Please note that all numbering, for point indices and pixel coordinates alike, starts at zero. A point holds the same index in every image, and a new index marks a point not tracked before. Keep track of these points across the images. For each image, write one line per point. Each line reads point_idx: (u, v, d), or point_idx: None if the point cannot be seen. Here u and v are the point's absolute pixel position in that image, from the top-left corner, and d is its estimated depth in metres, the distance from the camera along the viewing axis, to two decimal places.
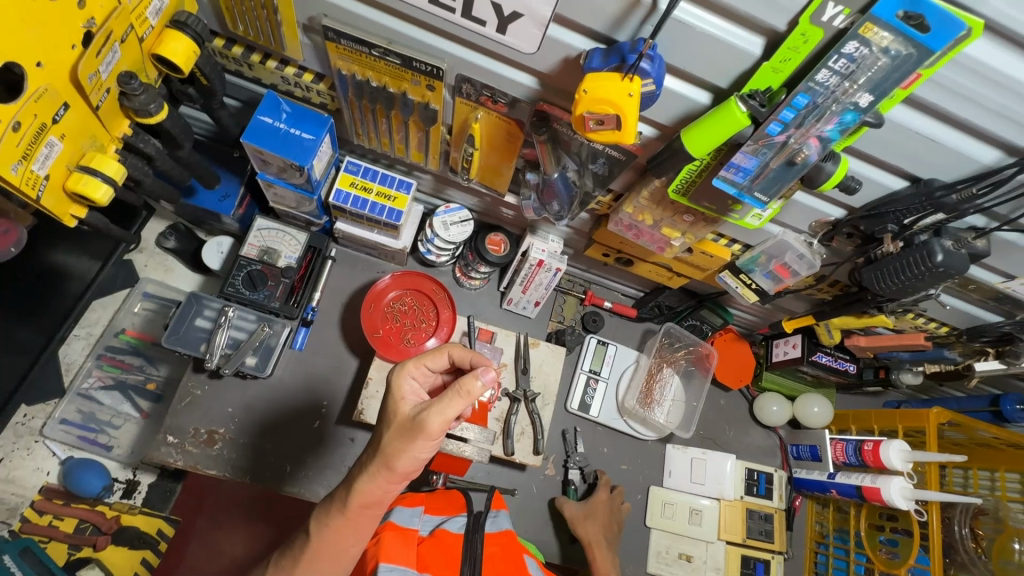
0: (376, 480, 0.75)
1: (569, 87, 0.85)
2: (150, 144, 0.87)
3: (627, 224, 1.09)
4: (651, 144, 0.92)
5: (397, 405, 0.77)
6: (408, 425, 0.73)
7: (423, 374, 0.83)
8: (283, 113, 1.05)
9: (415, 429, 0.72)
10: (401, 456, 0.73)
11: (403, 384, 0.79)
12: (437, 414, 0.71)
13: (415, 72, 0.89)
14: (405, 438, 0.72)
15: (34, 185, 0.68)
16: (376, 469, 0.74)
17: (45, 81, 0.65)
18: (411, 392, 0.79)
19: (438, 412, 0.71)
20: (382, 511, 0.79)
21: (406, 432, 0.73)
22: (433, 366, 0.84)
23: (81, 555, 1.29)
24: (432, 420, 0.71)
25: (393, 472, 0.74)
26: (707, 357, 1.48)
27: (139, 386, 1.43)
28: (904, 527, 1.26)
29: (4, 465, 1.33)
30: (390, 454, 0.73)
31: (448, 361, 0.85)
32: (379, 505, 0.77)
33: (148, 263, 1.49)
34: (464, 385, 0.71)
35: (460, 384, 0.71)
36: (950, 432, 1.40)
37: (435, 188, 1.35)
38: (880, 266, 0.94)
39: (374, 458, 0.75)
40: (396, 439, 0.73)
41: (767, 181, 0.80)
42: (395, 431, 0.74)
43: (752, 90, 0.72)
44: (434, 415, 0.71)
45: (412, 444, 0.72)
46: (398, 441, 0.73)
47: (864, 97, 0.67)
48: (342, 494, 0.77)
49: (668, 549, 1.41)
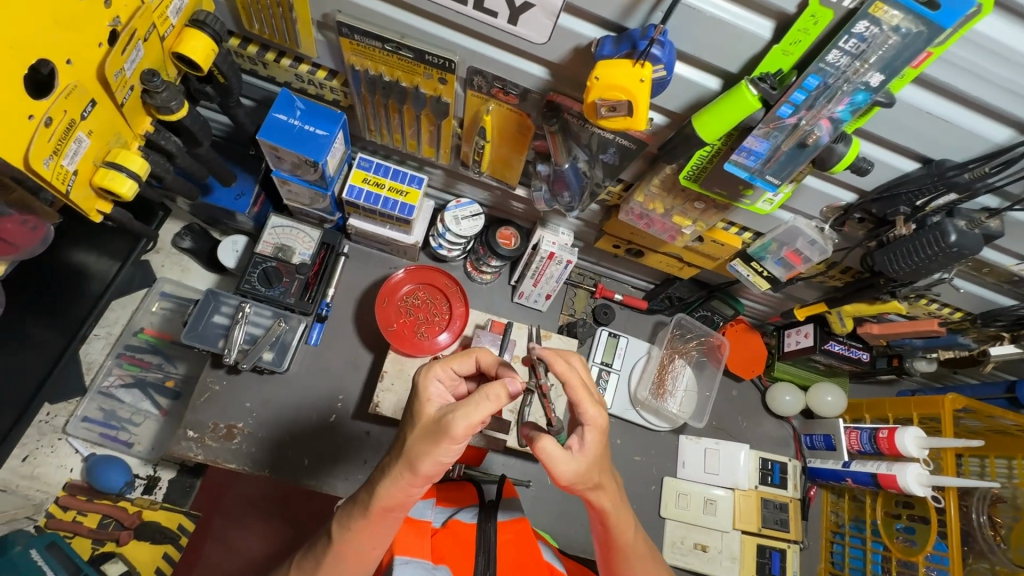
0: (399, 484, 0.76)
1: (579, 76, 0.87)
2: (170, 141, 0.89)
3: (638, 214, 1.09)
4: (660, 131, 0.93)
5: (423, 407, 0.77)
6: (432, 429, 0.74)
7: (450, 377, 0.83)
8: (297, 110, 1.07)
9: (440, 434, 0.72)
10: (425, 459, 0.74)
11: (429, 387, 0.79)
12: (463, 418, 0.71)
13: (428, 65, 0.91)
14: (429, 442, 0.73)
15: (64, 179, 0.71)
16: (399, 473, 0.75)
17: (73, 78, 0.67)
18: (438, 398, 0.79)
19: (464, 417, 0.71)
20: (402, 515, 0.80)
21: (430, 435, 0.74)
22: (459, 369, 0.84)
23: (105, 550, 1.31)
24: (458, 423, 0.71)
25: (416, 475, 0.75)
26: (719, 348, 1.49)
27: (159, 383, 1.46)
28: (921, 515, 1.25)
29: (28, 462, 1.35)
30: (414, 457, 0.74)
31: (475, 366, 0.85)
32: (402, 507, 0.79)
33: (164, 263, 1.52)
34: (492, 391, 0.71)
35: (488, 389, 0.71)
36: (966, 420, 1.38)
37: (446, 183, 1.36)
38: (892, 249, 0.95)
39: (397, 462, 0.76)
40: (420, 442, 0.74)
41: (779, 164, 0.81)
42: (418, 434, 0.75)
43: (762, 74, 0.73)
44: (459, 420, 0.71)
45: (436, 447, 0.74)
46: (421, 445, 0.74)
47: (874, 77, 0.68)
48: (362, 498, 0.79)
49: (683, 540, 1.40)
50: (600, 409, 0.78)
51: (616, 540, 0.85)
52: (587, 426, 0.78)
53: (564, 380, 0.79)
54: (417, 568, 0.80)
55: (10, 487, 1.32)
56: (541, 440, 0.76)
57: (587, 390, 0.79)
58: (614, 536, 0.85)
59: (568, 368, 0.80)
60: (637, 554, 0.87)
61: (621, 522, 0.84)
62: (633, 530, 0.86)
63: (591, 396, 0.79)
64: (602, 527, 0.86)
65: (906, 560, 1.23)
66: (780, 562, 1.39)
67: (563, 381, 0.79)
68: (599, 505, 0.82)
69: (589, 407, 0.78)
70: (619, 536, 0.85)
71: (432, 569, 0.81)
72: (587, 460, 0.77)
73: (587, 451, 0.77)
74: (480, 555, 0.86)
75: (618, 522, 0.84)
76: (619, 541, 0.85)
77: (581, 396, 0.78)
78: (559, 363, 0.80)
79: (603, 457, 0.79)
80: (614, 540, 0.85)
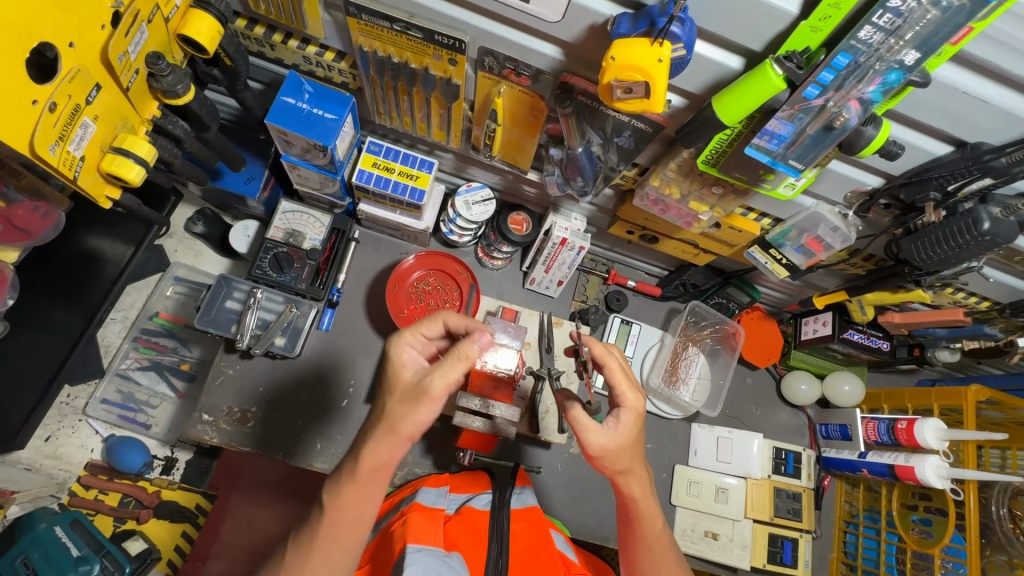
0: (384, 445, 0.76)
1: (595, 56, 0.83)
2: (178, 126, 0.87)
3: (653, 199, 1.07)
4: (679, 114, 0.89)
5: (398, 373, 0.78)
6: (411, 391, 0.75)
7: (420, 342, 0.84)
8: (305, 93, 1.05)
9: (418, 394, 0.74)
10: (407, 421, 0.75)
11: (402, 353, 0.80)
12: (441, 378, 0.74)
13: (438, 46, 0.88)
14: (409, 403, 0.75)
15: (71, 165, 0.70)
16: (381, 435, 0.75)
17: (77, 62, 0.66)
18: (410, 363, 0.79)
19: (442, 376, 0.74)
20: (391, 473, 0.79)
21: (409, 398, 0.75)
22: (427, 333, 0.86)
23: (126, 527, 1.34)
24: (437, 383, 0.73)
25: (397, 436, 0.75)
26: (734, 336, 1.46)
27: (174, 367, 1.49)
28: (939, 507, 1.24)
29: (51, 443, 1.39)
30: (392, 419, 0.75)
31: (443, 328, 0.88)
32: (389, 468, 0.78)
33: (178, 248, 1.54)
34: (465, 349, 0.74)
35: (460, 348, 0.74)
36: (987, 411, 1.35)
37: (456, 167, 1.34)
38: (920, 237, 0.91)
39: (379, 426, 0.76)
40: (401, 405, 0.75)
41: (803, 148, 0.78)
42: (397, 397, 0.76)
43: (788, 52, 0.69)
44: (437, 379, 0.74)
45: (416, 408, 0.75)
46: (401, 405, 0.75)
47: (909, 55, 0.64)
48: (351, 463, 0.78)
49: (693, 527, 1.38)
50: (637, 393, 0.80)
51: (640, 530, 0.86)
52: (624, 407, 0.80)
53: (603, 361, 0.83)
54: (429, 556, 0.78)
55: (35, 466, 1.37)
56: (573, 409, 0.79)
57: (626, 372, 0.82)
58: (637, 524, 0.86)
59: (605, 352, 0.84)
60: (660, 547, 0.87)
61: (647, 512, 0.85)
62: (660, 522, 0.87)
63: (631, 379, 0.81)
64: (626, 513, 0.87)
65: (921, 552, 1.22)
66: (792, 551, 1.38)
67: (601, 362, 0.83)
68: (627, 491, 0.84)
69: (628, 390, 0.79)
70: (645, 526, 0.86)
71: (444, 557, 0.80)
72: (619, 439, 0.78)
73: (621, 431, 0.79)
74: (493, 543, 0.86)
75: (644, 511, 0.85)
76: (643, 533, 0.86)
77: (619, 375, 0.80)
78: (597, 347, 0.85)
79: (635, 443, 0.81)
80: (638, 529, 0.86)
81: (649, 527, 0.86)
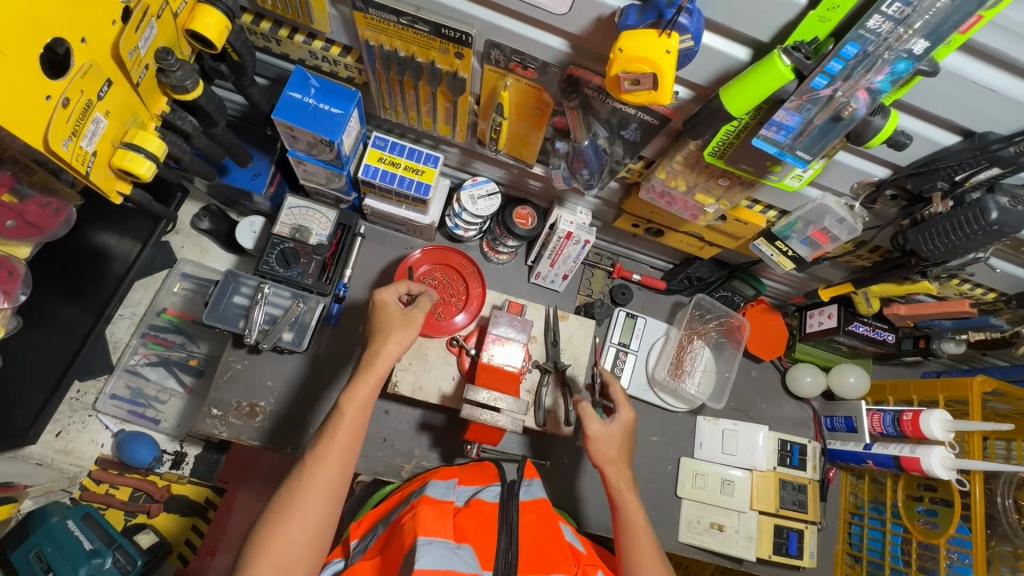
0: (394, 350, 0.97)
1: (602, 49, 0.83)
2: (187, 121, 0.88)
3: (660, 191, 1.07)
4: (686, 106, 0.89)
5: (390, 308, 1.02)
6: (404, 319, 1.00)
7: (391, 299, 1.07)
8: (311, 88, 1.05)
9: (411, 319, 1.01)
10: (406, 332, 0.99)
11: (387, 297, 1.03)
12: (425, 304, 1.05)
13: (444, 40, 0.88)
14: (405, 325, 0.99)
15: (83, 161, 0.70)
16: (390, 344, 0.97)
17: (89, 57, 0.67)
18: (393, 303, 1.03)
19: (429, 300, 1.07)
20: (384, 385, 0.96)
21: (406, 321, 1.00)
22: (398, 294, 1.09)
23: (137, 521, 1.37)
24: (416, 313, 1.02)
25: (402, 340, 0.98)
26: (739, 329, 1.47)
27: (182, 362, 1.50)
28: (944, 498, 1.25)
29: (61, 438, 1.41)
30: (391, 334, 0.98)
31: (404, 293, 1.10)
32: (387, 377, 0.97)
33: (185, 244, 1.55)
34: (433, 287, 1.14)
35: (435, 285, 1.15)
36: (993, 402, 1.35)
37: (461, 162, 1.35)
38: (927, 227, 0.91)
39: (383, 340, 0.98)
40: (401, 326, 0.99)
41: (811, 139, 0.78)
42: (396, 323, 0.99)
43: (797, 42, 0.69)
44: (422, 306, 1.04)
45: (405, 331, 0.99)
46: (399, 327, 0.99)
47: (918, 44, 0.64)
48: (366, 371, 0.94)
49: (699, 519, 1.39)
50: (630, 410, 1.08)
51: (621, 517, 0.99)
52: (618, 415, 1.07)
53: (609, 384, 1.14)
54: (440, 548, 0.79)
55: (46, 461, 1.38)
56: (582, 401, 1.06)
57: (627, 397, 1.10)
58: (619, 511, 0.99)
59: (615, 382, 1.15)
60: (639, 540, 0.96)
61: (626, 502, 0.99)
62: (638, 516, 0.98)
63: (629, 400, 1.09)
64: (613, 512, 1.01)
65: (927, 542, 1.23)
66: (797, 542, 1.39)
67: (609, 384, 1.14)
68: (607, 476, 1.01)
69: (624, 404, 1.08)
70: (624, 512, 0.99)
71: (454, 548, 0.81)
72: (610, 429, 1.03)
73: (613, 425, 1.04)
74: (503, 534, 0.87)
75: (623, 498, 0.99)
76: (623, 520, 0.98)
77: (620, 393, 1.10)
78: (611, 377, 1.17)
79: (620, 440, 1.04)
80: (619, 515, 0.99)
81: (628, 513, 0.99)
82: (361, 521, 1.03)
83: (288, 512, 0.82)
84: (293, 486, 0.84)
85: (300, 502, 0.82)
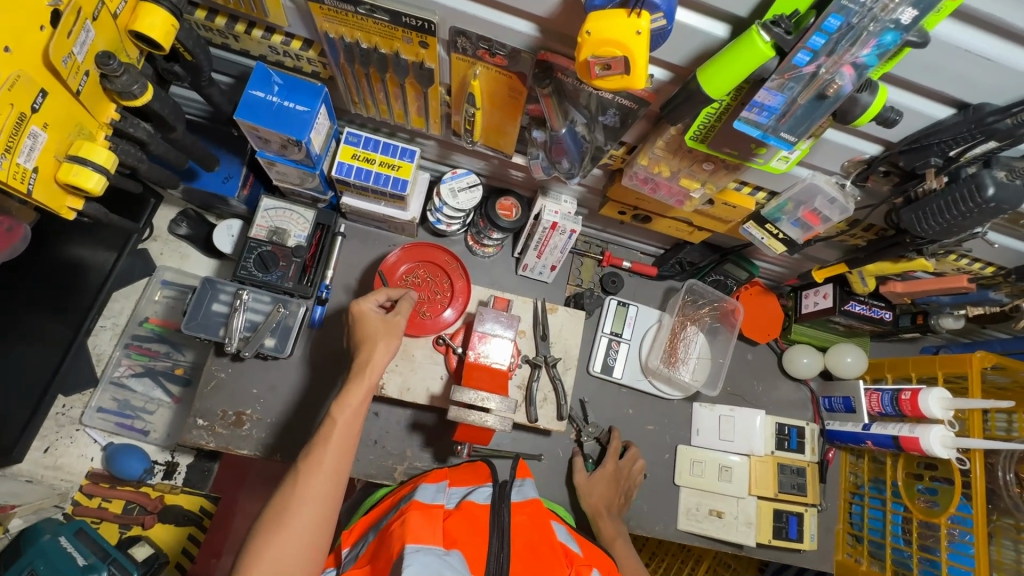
0: (383, 355, 0.96)
1: (571, 31, 0.79)
2: (140, 128, 0.83)
3: (643, 178, 1.02)
4: (664, 88, 0.85)
5: (369, 318, 1.00)
6: (390, 326, 0.99)
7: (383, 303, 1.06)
8: (275, 85, 1.00)
9: (394, 326, 1.00)
10: (390, 339, 0.97)
11: (366, 306, 1.01)
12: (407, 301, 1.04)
13: (406, 29, 0.83)
14: (388, 330, 0.98)
15: (23, 178, 0.67)
16: (380, 348, 0.96)
17: (15, 67, 0.63)
18: (374, 313, 1.01)
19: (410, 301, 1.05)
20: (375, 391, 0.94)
21: (389, 328, 0.99)
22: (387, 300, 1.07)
23: (132, 533, 1.36)
24: (400, 321, 1.01)
25: (391, 343, 0.97)
26: (733, 313, 1.43)
27: (168, 372, 1.48)
28: (944, 476, 1.23)
29: (50, 453, 1.39)
30: (376, 342, 0.97)
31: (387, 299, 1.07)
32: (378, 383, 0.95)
33: (163, 251, 1.51)
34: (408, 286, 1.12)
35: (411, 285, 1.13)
36: (993, 376, 1.31)
37: (440, 155, 1.31)
38: (921, 206, 0.87)
39: (367, 348, 0.96)
40: (383, 331, 0.98)
41: (795, 119, 0.73)
42: (383, 331, 0.98)
43: (775, 17, 0.64)
44: (405, 304, 1.04)
45: (389, 337, 0.97)
46: (384, 334, 0.98)
47: (906, 12, 0.60)
48: (358, 379, 0.92)
49: (698, 506, 1.37)
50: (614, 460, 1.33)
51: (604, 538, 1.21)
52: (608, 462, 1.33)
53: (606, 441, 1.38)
54: (428, 555, 0.76)
55: (36, 477, 1.37)
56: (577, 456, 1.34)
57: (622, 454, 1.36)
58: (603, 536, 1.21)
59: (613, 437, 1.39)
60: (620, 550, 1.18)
61: (608, 528, 1.22)
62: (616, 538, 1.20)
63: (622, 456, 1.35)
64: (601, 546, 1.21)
65: (927, 521, 1.21)
66: (797, 526, 1.38)
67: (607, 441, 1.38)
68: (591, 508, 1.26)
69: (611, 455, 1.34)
70: (606, 537, 1.21)
71: (443, 555, 0.77)
72: (595, 476, 1.29)
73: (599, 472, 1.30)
74: (494, 535, 0.85)
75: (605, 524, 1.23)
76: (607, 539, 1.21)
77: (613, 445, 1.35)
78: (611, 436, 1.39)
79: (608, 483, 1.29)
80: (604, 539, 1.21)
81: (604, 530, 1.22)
82: (353, 528, 1.01)
83: (277, 528, 0.77)
84: (283, 504, 0.80)
85: (288, 520, 0.78)
